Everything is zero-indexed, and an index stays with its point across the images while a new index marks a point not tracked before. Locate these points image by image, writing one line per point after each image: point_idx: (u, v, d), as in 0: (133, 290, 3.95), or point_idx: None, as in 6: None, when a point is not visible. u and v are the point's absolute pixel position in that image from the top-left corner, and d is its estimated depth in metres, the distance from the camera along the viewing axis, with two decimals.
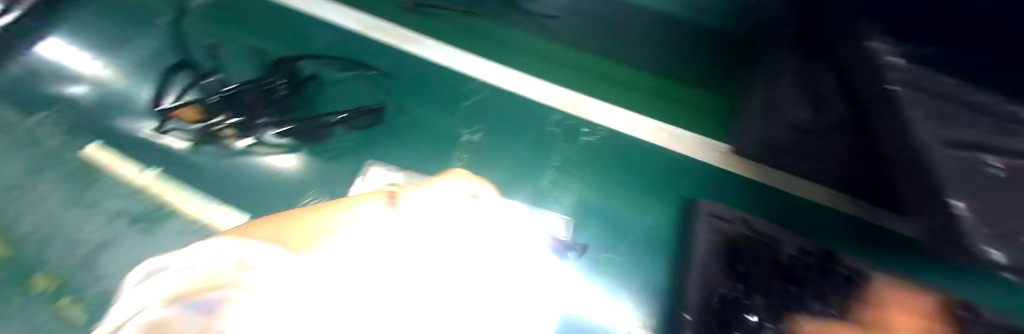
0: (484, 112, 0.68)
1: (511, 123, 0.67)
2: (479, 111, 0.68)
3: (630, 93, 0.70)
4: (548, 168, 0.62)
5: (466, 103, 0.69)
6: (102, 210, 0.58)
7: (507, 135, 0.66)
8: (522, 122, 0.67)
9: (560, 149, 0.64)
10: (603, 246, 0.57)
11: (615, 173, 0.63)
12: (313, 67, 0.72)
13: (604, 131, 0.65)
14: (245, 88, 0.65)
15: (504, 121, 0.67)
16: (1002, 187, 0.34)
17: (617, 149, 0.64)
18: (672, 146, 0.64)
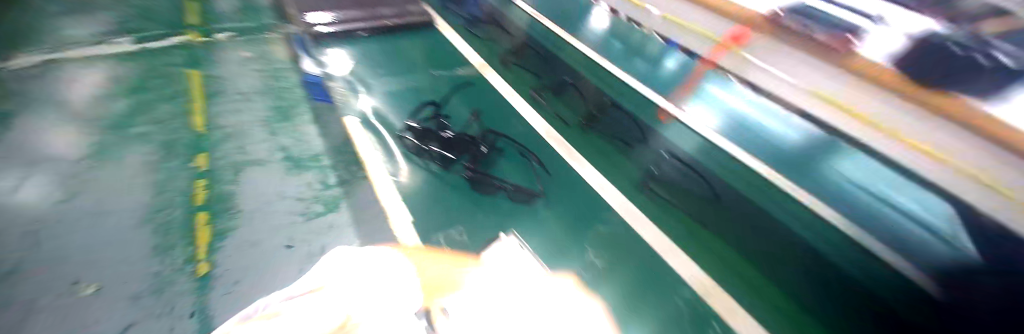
0: (613, 248, 0.73)
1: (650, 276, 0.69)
2: (622, 243, 0.74)
3: (767, 312, 0.66)
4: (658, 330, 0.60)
5: (611, 234, 0.76)
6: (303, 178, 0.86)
7: (640, 280, 0.68)
8: (644, 269, 0.71)
9: (675, 322, 0.62)
10: None
11: None
12: (504, 143, 0.95)
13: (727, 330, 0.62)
14: (458, 136, 0.89)
15: (630, 260, 0.71)
16: None
17: None
18: None
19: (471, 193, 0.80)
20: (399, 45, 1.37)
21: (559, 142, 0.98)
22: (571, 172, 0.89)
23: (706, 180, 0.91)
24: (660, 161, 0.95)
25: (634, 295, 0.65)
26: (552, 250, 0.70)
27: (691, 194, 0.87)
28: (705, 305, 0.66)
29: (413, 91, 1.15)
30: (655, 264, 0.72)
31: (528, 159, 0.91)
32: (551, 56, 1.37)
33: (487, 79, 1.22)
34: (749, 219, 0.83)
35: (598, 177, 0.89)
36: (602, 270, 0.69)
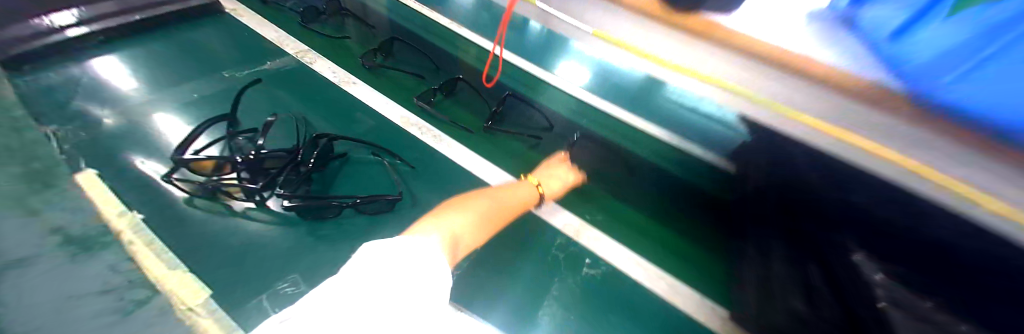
0: None
1: (523, 239, 0.70)
2: None
3: (630, 230, 0.75)
4: (545, 293, 0.63)
5: None
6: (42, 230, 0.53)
7: (518, 247, 0.69)
8: (524, 239, 0.70)
9: (560, 276, 0.65)
10: None
11: (610, 316, 0.61)
12: (345, 147, 0.78)
13: (606, 266, 0.67)
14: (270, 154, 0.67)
15: (510, 234, 0.71)
16: None
17: (614, 289, 0.65)
18: (646, 281, 0.66)
19: (307, 226, 0.64)
20: (190, 39, 1.02)
21: (419, 124, 0.88)
22: (434, 151, 0.82)
23: (596, 142, 0.89)
24: (537, 131, 0.92)
25: (512, 263, 0.66)
26: None
27: (581, 160, 0.86)
28: (580, 247, 0.70)
29: (217, 100, 0.86)
30: (528, 224, 0.73)
31: (381, 160, 0.76)
32: (417, 38, 1.15)
33: (311, 66, 0.99)
34: (624, 160, 0.86)
35: (466, 152, 0.84)
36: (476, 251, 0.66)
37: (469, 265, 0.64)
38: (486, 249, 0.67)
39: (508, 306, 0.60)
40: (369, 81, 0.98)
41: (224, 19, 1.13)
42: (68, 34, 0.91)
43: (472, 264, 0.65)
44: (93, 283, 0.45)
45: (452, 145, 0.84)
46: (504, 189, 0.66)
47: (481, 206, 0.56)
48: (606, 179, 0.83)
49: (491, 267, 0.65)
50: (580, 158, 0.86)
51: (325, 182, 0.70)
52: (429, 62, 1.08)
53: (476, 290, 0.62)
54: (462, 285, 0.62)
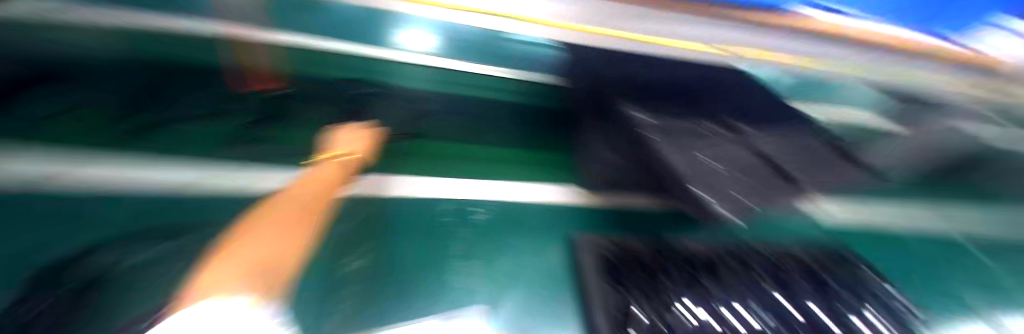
0: (359, 228, 0.66)
1: (405, 223, 0.68)
2: (367, 216, 0.68)
3: (498, 165, 0.89)
4: (451, 255, 0.65)
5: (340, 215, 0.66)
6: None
7: (404, 231, 0.67)
8: (409, 222, 0.69)
9: (458, 234, 0.69)
10: (520, 318, 0.58)
11: (510, 240, 0.71)
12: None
13: (492, 205, 0.77)
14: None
15: (400, 220, 0.69)
16: (712, 172, 0.61)
17: (504, 217, 0.76)
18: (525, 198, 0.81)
19: None
20: None
21: (210, 161, 0.65)
22: (244, 181, 0.63)
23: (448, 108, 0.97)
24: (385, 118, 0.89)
25: (405, 248, 0.64)
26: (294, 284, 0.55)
27: (440, 130, 0.93)
28: (465, 201, 0.76)
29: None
30: (407, 207, 0.72)
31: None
32: (145, 52, 0.81)
33: None
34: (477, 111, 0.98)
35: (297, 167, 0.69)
36: (358, 260, 0.60)
37: (358, 277, 0.57)
38: (369, 252, 0.62)
39: (421, 288, 0.59)
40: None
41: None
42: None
43: (362, 273, 0.58)
44: None
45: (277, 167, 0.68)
46: (299, 183, 0.62)
47: (284, 209, 0.53)
48: (468, 133, 0.93)
49: (389, 263, 0.61)
50: (441, 128, 0.93)
51: None
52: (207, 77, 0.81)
53: (382, 295, 0.56)
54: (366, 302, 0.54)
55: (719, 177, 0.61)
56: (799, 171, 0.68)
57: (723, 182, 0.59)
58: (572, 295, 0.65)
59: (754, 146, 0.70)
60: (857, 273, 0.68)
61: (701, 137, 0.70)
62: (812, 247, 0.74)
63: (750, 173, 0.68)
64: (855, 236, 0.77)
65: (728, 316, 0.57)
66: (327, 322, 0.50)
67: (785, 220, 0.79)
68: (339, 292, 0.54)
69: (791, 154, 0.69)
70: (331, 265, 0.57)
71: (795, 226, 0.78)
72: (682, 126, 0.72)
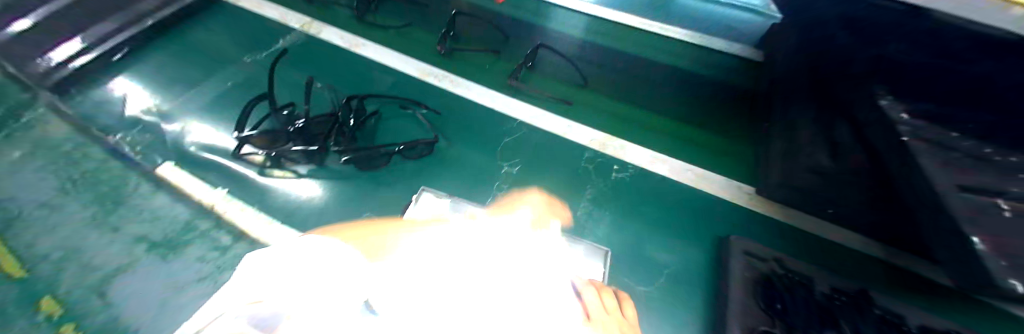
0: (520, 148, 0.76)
1: (554, 155, 0.75)
2: (529, 141, 0.77)
3: (652, 131, 0.79)
4: (583, 198, 0.68)
5: (513, 136, 0.78)
6: (126, 234, 0.62)
7: (549, 161, 0.74)
8: (555, 157, 0.75)
9: (595, 184, 0.70)
10: (639, 277, 0.59)
11: (648, 210, 0.67)
12: (375, 105, 0.82)
13: (635, 168, 0.72)
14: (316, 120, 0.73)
15: (540, 159, 0.75)
16: None
17: (648, 186, 0.70)
18: (672, 174, 0.71)
19: (366, 175, 0.70)
20: (202, 37, 1.04)
21: (447, 76, 0.89)
22: (464, 100, 0.84)
23: (611, 64, 0.91)
24: (550, 60, 0.93)
25: (548, 175, 0.72)
26: (467, 170, 0.73)
27: (600, 81, 0.88)
28: (610, 156, 0.74)
29: (251, 87, 0.91)
30: (560, 141, 0.78)
31: (411, 112, 0.81)
32: None
33: (318, 37, 1.00)
34: (642, 73, 0.89)
35: (494, 93, 0.86)
36: (513, 171, 0.73)
37: (510, 185, 0.71)
38: (522, 168, 0.73)
39: (550, 215, 0.66)
40: (379, 40, 0.98)
41: (223, 10, 1.13)
42: (73, 65, 0.88)
43: (513, 182, 0.71)
44: (195, 273, 0.58)
45: (478, 90, 0.86)
46: None
47: None
48: (625, 90, 0.86)
49: (531, 184, 0.71)
50: (599, 80, 0.88)
51: (369, 138, 0.76)
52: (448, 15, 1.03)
53: (528, 207, 0.67)
54: (508, 202, 0.68)
55: None
56: None
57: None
58: (700, 289, 0.59)
59: None
60: None
61: None
62: None
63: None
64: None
65: None
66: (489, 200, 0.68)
67: None
68: (498, 189, 0.70)
69: None
70: (499, 168, 0.73)
71: None
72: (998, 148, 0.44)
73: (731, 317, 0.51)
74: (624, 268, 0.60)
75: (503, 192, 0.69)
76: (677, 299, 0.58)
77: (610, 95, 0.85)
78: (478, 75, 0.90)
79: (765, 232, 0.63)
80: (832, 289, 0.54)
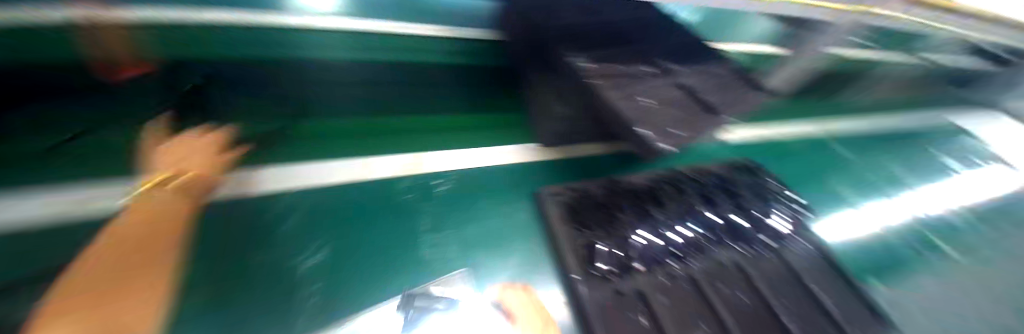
0: (308, 226, 0.62)
1: (357, 210, 0.66)
2: (319, 210, 0.64)
3: (451, 131, 0.85)
4: (420, 232, 0.67)
5: (290, 219, 0.62)
6: None
7: (356, 219, 0.65)
8: (359, 212, 0.66)
9: (423, 211, 0.70)
10: (498, 265, 0.67)
11: (479, 204, 0.75)
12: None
13: (453, 176, 0.77)
14: None
15: (343, 223, 0.64)
16: (660, 109, 0.63)
17: (469, 184, 0.77)
18: (483, 162, 0.81)
19: None
20: None
21: None
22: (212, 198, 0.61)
23: (389, 79, 0.90)
24: (321, 101, 0.82)
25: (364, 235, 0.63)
26: (245, 296, 0.51)
27: (386, 102, 0.86)
28: (425, 175, 0.75)
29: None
30: (358, 192, 0.69)
31: None
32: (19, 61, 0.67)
33: None
34: (420, 78, 0.92)
35: (246, 174, 0.66)
36: (316, 260, 0.58)
37: (319, 280, 0.56)
38: (327, 248, 0.60)
39: (395, 270, 0.60)
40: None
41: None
42: None
43: (324, 272, 0.57)
44: None
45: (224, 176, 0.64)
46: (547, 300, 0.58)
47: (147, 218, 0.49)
48: (414, 102, 0.88)
49: (348, 258, 0.60)
50: (385, 101, 0.86)
51: None
52: (159, 92, 0.72)
53: (357, 287, 0.56)
54: (333, 293, 0.55)
55: (669, 111, 0.63)
56: (732, 98, 0.70)
57: (667, 118, 0.62)
58: (541, 241, 0.74)
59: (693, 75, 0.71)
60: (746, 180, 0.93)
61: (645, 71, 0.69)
62: (719, 166, 0.95)
63: (710, 90, 0.70)
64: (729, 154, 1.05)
65: (660, 236, 0.75)
66: (299, 317, 0.51)
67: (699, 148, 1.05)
68: (307, 295, 0.53)
69: (721, 83, 0.73)
70: (292, 269, 0.56)
71: (692, 156, 1.02)
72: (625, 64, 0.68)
73: (563, 246, 0.70)
74: (486, 264, 0.67)
75: (316, 294, 0.54)
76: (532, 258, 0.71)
77: (402, 112, 0.85)
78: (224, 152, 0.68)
79: (558, 171, 0.83)
80: (602, 187, 0.81)
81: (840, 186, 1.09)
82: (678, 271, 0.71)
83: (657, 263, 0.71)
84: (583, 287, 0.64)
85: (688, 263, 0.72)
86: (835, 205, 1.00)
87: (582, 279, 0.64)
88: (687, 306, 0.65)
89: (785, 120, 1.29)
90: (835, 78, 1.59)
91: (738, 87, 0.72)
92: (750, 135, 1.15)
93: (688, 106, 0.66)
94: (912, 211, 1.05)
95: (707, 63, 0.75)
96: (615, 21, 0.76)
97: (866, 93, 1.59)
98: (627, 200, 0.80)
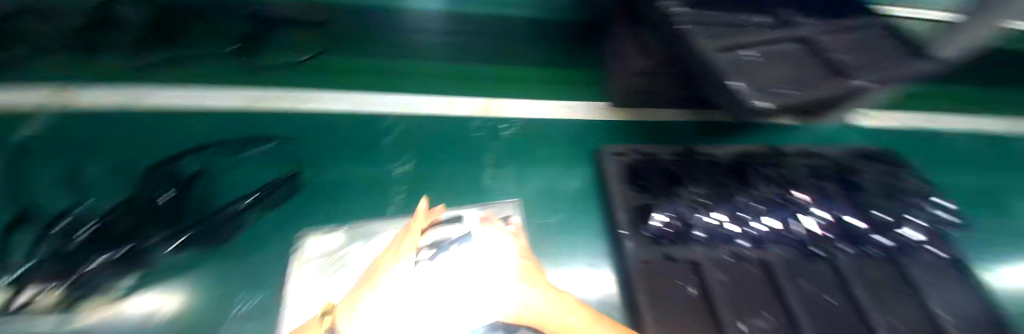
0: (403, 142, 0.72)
1: (434, 141, 0.74)
2: (409, 135, 0.73)
3: (525, 83, 0.89)
4: (485, 166, 0.71)
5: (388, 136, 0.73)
6: None
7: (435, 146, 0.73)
8: (442, 141, 0.74)
9: (490, 149, 0.74)
10: (547, 211, 0.69)
11: (540, 152, 0.76)
12: (198, 163, 0.65)
13: (519, 123, 0.80)
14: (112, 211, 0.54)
15: (425, 150, 0.72)
16: (766, 64, 0.53)
17: (532, 134, 0.79)
18: (547, 114, 0.82)
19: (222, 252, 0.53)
20: None
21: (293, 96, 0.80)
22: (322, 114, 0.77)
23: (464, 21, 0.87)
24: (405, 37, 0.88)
25: (441, 161, 0.70)
26: (354, 185, 0.65)
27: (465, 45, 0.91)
28: (495, 118, 0.80)
29: None
30: (439, 125, 0.77)
31: (254, 152, 0.69)
32: None
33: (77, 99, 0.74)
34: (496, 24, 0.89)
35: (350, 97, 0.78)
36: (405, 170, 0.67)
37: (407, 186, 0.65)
38: (411, 165, 0.69)
39: (455, 193, 0.66)
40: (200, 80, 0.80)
41: None
42: None
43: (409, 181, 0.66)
44: None
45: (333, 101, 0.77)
46: None
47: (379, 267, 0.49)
48: (491, 51, 0.91)
49: (426, 176, 0.67)
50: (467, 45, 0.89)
51: (208, 195, 0.61)
52: None
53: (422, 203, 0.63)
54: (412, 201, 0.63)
55: (776, 68, 0.52)
56: (874, 58, 0.53)
57: (776, 76, 0.50)
58: (594, 199, 0.72)
59: (816, 31, 0.57)
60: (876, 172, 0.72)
61: (752, 23, 0.59)
62: (843, 154, 0.75)
63: (847, 50, 0.54)
64: (856, 140, 0.82)
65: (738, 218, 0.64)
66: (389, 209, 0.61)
67: (820, 131, 0.82)
68: (397, 193, 0.64)
69: (858, 41, 0.56)
70: (387, 172, 0.67)
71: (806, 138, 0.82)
72: (728, 14, 0.59)
73: (617, 204, 0.67)
74: (537, 205, 0.69)
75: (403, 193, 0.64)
76: (578, 210, 0.71)
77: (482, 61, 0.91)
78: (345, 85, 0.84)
79: (626, 134, 0.79)
80: (676, 154, 0.73)
81: None
82: (751, 254, 0.61)
83: (723, 241, 0.62)
84: (629, 243, 0.62)
85: (765, 249, 0.61)
86: None
87: (630, 235, 0.63)
88: (749, 292, 0.58)
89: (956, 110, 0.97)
90: None
91: (894, 50, 0.54)
92: (898, 125, 0.89)
93: (807, 67, 0.53)
94: None
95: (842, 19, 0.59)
96: None
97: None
98: (703, 173, 0.69)
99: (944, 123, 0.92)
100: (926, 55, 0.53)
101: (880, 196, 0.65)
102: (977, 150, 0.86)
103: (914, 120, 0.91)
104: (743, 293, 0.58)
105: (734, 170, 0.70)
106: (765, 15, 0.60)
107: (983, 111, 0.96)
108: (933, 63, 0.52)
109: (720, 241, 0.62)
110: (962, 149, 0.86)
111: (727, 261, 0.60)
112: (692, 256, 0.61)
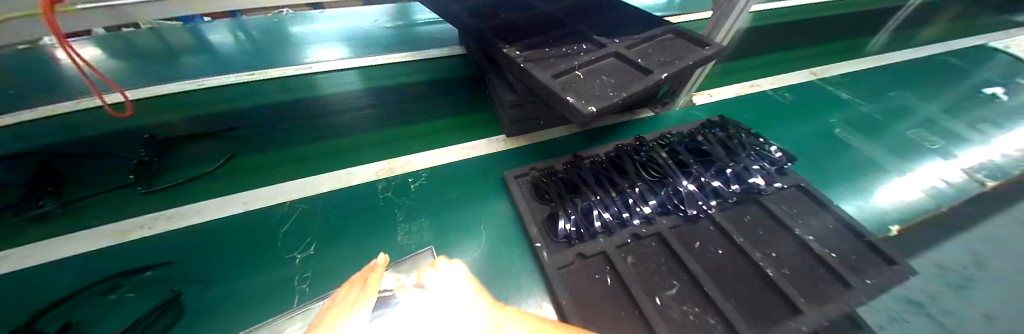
0: (302, 226, 0.71)
1: (337, 215, 0.75)
2: (309, 217, 0.73)
3: (426, 136, 0.95)
4: (396, 222, 0.74)
5: (287, 223, 0.72)
6: None
7: (338, 220, 0.73)
8: (345, 213, 0.75)
9: (399, 205, 0.78)
10: (464, 247, 0.71)
11: (448, 195, 0.81)
12: (58, 320, 0.55)
13: (425, 174, 0.85)
14: None
15: (328, 225, 0.72)
16: (591, 79, 0.66)
17: (438, 181, 0.84)
18: (450, 159, 0.89)
19: None
20: None
21: (162, 214, 0.71)
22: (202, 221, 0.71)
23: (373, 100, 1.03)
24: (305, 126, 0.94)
25: (345, 234, 0.71)
26: (254, 283, 0.62)
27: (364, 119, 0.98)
28: (401, 175, 0.85)
29: None
30: (342, 197, 0.79)
31: (121, 293, 0.59)
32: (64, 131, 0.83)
33: None
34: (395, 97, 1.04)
35: (241, 196, 0.76)
36: (308, 253, 0.67)
37: (311, 268, 0.65)
38: (316, 244, 0.69)
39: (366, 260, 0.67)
40: (55, 228, 0.67)
41: None
42: None
43: (315, 262, 0.66)
44: None
45: (221, 204, 0.74)
46: None
47: None
48: (390, 117, 0.99)
49: (330, 251, 0.68)
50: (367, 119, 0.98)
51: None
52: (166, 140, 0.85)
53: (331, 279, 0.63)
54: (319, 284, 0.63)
55: (599, 79, 0.65)
56: (670, 56, 0.68)
57: (599, 86, 0.63)
58: (506, 223, 0.76)
59: (628, 44, 0.72)
60: (720, 133, 0.87)
61: (580, 50, 0.73)
62: (695, 126, 0.90)
63: (649, 53, 0.70)
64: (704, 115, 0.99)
65: (629, 202, 0.72)
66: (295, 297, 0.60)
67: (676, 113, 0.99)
68: (301, 281, 0.63)
69: (658, 47, 0.71)
70: (287, 262, 0.65)
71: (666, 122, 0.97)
72: (560, 47, 0.74)
73: (527, 220, 0.72)
74: (452, 245, 0.71)
75: (308, 279, 0.63)
76: (493, 237, 0.74)
77: (381, 126, 0.96)
78: (229, 183, 0.78)
79: (522, 158, 0.88)
80: (565, 163, 0.82)
81: (847, 133, 1.00)
82: (646, 231, 0.69)
83: (620, 226, 0.70)
84: (544, 254, 0.66)
85: (655, 222, 0.70)
86: (854, 166, 0.89)
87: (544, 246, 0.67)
88: (655, 265, 0.64)
89: (772, 73, 1.23)
90: (833, 27, 1.49)
91: (682, 46, 0.70)
92: (733, 96, 1.10)
93: (623, 74, 0.67)
94: (948, 162, 0.92)
95: (646, 31, 0.75)
96: (551, 16, 0.86)
97: (881, 34, 1.47)
98: (590, 171, 0.78)
99: (764, 86, 1.15)
100: (707, 44, 0.68)
101: (725, 152, 0.80)
102: (790, 102, 1.10)
103: (745, 88, 1.14)
104: (650, 268, 0.64)
105: (614, 163, 0.80)
106: (589, 42, 0.75)
107: (789, 71, 1.23)
108: (712, 48, 0.67)
109: (619, 226, 0.70)
110: (780, 103, 1.09)
111: (629, 243, 0.68)
112: (601, 248, 0.67)
